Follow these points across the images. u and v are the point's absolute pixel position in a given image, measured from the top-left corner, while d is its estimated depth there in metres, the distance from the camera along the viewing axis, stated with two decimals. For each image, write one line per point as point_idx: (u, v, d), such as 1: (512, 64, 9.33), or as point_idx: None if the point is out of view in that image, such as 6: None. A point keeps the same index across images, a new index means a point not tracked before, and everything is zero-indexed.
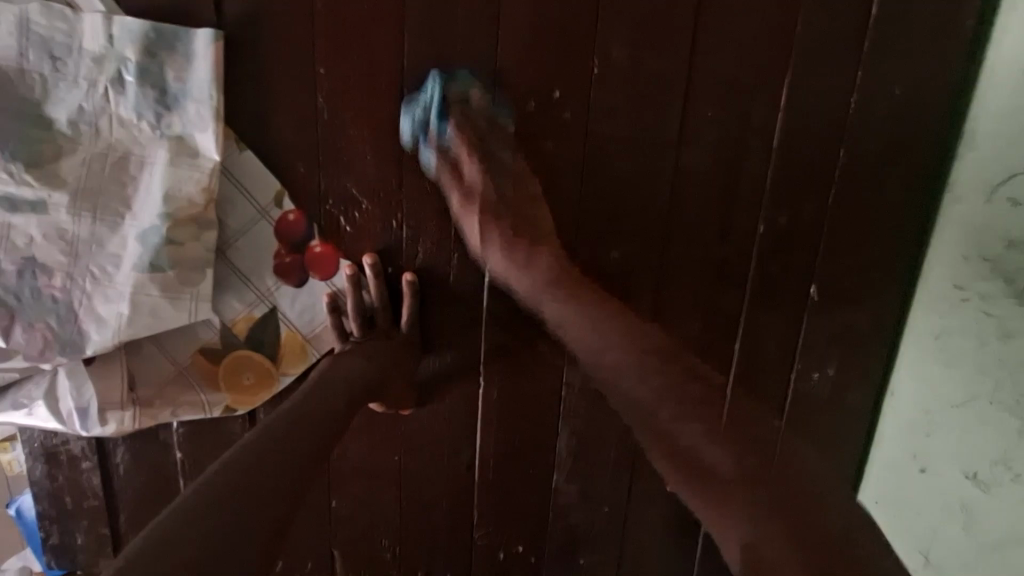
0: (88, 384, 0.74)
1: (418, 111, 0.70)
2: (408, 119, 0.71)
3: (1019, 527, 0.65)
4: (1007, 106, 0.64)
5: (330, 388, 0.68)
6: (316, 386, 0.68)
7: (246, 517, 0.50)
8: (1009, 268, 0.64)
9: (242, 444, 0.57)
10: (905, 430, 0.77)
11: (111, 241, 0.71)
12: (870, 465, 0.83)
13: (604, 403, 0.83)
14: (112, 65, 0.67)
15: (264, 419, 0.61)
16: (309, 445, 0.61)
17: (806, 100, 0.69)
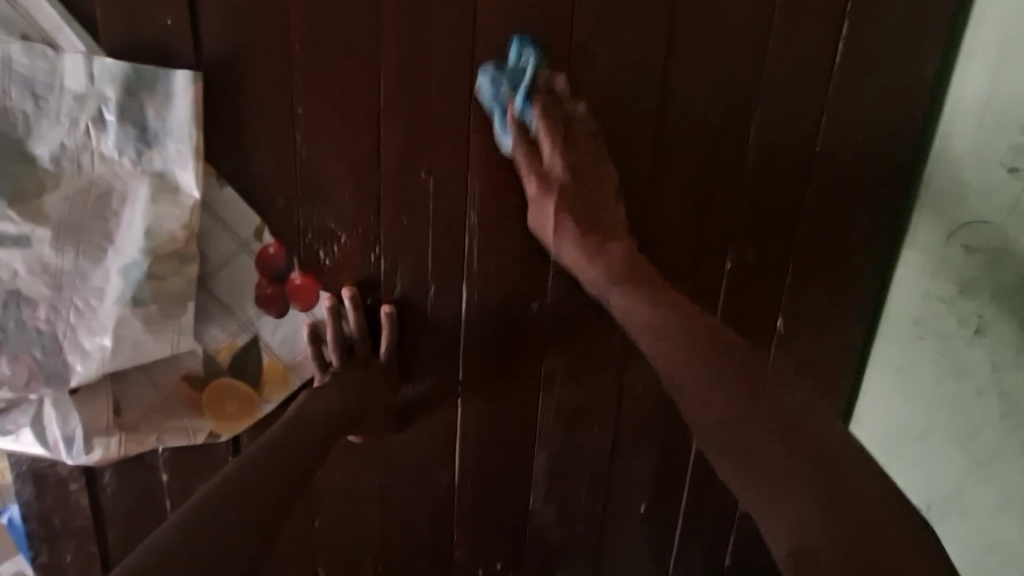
0: (74, 413, 0.76)
1: (503, 80, 0.68)
2: (490, 83, 0.68)
3: (970, 546, 0.70)
4: (964, 152, 0.66)
5: (312, 421, 0.70)
6: (293, 423, 0.69)
7: (223, 543, 0.51)
8: (964, 310, 0.67)
9: (221, 480, 0.58)
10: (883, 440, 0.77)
11: (94, 274, 0.72)
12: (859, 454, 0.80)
13: (579, 428, 0.85)
14: (94, 103, 0.69)
15: (246, 449, 0.63)
16: (283, 481, 0.61)
17: (775, 139, 0.70)
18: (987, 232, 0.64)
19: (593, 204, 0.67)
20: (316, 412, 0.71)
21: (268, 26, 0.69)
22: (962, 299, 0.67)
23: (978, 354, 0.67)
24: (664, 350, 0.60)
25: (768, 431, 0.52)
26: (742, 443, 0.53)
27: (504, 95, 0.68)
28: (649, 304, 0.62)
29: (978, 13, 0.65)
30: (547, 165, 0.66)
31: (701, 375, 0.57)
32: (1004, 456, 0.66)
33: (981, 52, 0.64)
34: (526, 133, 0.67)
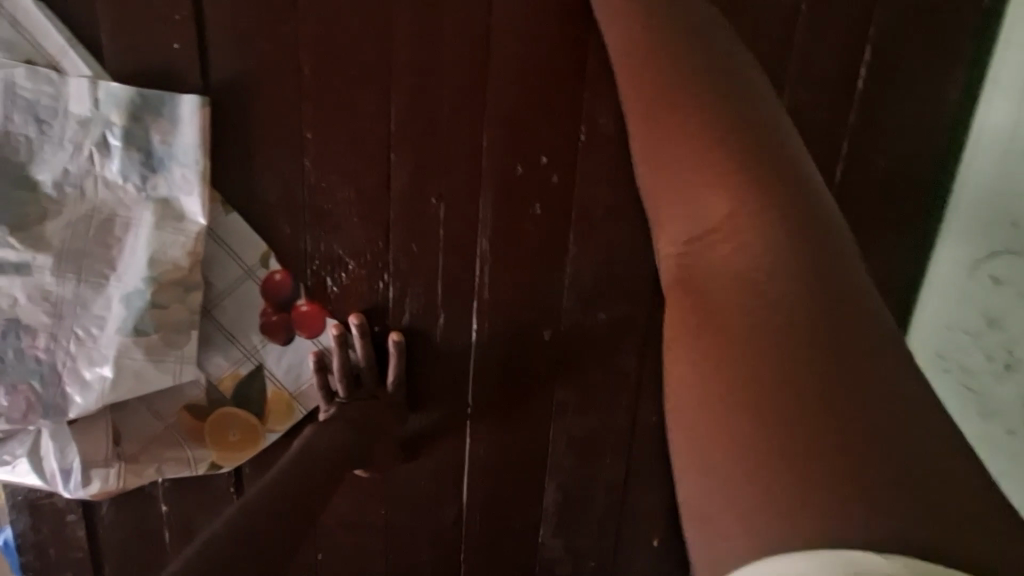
0: (72, 446, 0.73)
1: None
2: None
3: None
4: (989, 180, 0.63)
5: (314, 458, 0.68)
6: (297, 459, 0.67)
7: None
8: (991, 345, 0.63)
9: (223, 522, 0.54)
10: None
11: (95, 302, 0.70)
12: None
13: (591, 460, 0.82)
14: (98, 128, 0.67)
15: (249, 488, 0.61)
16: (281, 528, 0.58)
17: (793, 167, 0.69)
18: (1013, 265, 0.60)
19: (643, 49, 0.50)
20: (317, 451, 0.68)
21: (278, 51, 0.67)
22: (987, 333, 0.63)
23: (1005, 393, 0.61)
24: (672, 166, 0.40)
25: (777, 275, 0.33)
26: (697, 257, 0.36)
27: None
28: (673, 123, 0.41)
29: (1003, 40, 0.62)
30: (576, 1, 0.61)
31: (708, 199, 0.37)
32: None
33: (1006, 81, 0.62)
34: None
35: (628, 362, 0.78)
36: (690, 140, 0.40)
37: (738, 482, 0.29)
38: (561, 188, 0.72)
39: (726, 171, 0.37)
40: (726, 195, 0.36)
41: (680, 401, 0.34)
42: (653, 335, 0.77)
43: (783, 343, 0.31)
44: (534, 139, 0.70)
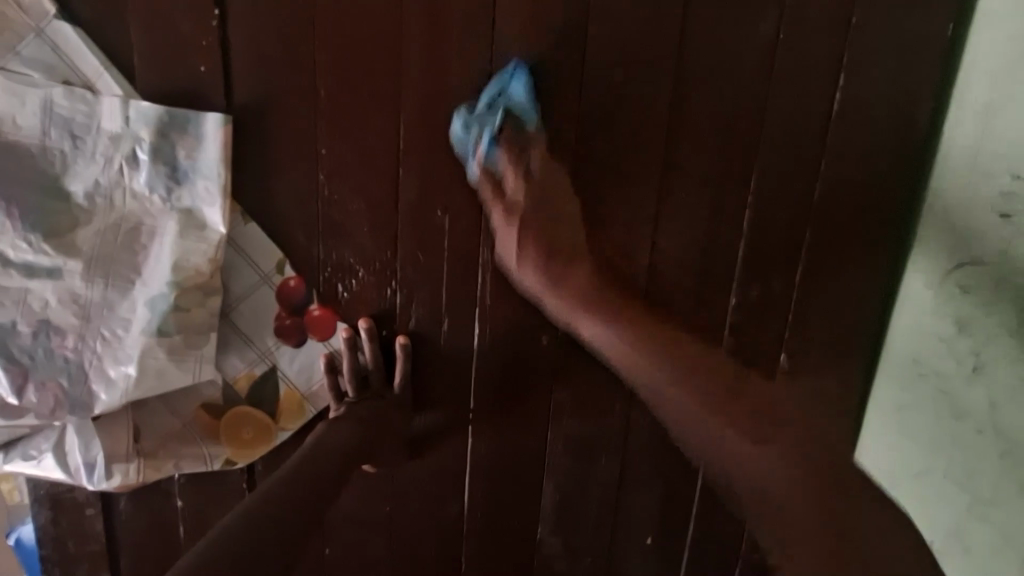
0: (96, 441, 0.78)
1: (474, 127, 0.71)
2: (463, 128, 0.72)
3: None
4: (954, 196, 0.68)
5: (323, 455, 0.72)
6: (306, 457, 0.71)
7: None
8: (961, 351, 0.67)
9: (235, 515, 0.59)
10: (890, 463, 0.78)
11: (121, 305, 0.75)
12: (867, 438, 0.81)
13: (587, 460, 0.86)
14: (128, 143, 0.72)
15: (262, 484, 0.65)
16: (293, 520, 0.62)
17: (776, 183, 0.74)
18: (978, 275, 0.65)
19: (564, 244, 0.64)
20: (328, 446, 0.73)
21: (296, 73, 0.73)
22: (951, 338, 0.68)
23: (975, 395, 0.66)
24: (640, 357, 0.53)
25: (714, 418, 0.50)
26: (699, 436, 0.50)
27: (473, 138, 0.71)
28: (624, 339, 0.55)
29: (967, 67, 0.68)
30: (508, 200, 0.67)
31: (681, 396, 0.51)
32: (1006, 496, 0.64)
33: (969, 105, 0.67)
34: (490, 170, 0.69)
35: None
36: (657, 374, 0.52)
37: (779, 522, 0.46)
38: None
39: (653, 367, 0.52)
40: (710, 412, 0.49)
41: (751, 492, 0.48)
42: None
43: (738, 425, 0.48)
44: None
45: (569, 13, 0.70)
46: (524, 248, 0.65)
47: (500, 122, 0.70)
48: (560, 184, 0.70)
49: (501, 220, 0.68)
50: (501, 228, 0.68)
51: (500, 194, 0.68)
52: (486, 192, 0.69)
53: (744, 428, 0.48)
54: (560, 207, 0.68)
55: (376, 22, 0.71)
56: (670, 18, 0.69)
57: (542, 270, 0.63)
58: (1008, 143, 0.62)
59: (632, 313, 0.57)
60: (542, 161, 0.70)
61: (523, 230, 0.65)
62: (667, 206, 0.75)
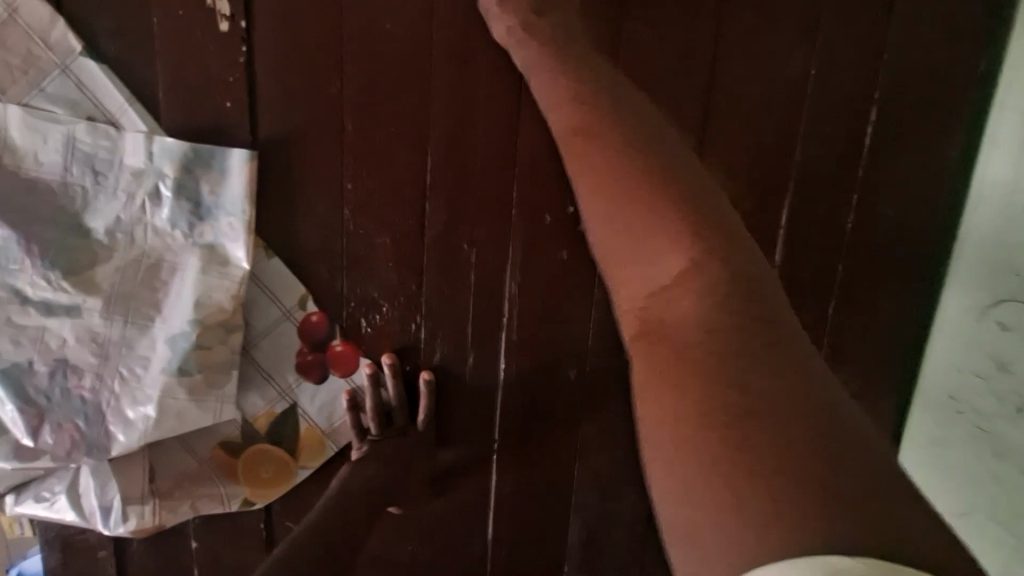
0: (112, 482, 0.75)
1: None
2: None
3: None
4: (989, 231, 0.67)
5: (348, 500, 0.73)
6: (336, 498, 0.73)
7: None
8: (999, 388, 0.66)
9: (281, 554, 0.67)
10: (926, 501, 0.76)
11: (141, 342, 0.73)
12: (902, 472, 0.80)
13: (614, 496, 0.84)
14: (151, 179, 0.71)
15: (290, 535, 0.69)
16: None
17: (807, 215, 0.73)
18: (1015, 312, 0.64)
19: (589, 114, 0.56)
20: (354, 490, 0.74)
21: (322, 108, 0.72)
22: (991, 373, 0.67)
23: (1016, 435, 0.64)
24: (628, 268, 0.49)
25: (729, 343, 0.42)
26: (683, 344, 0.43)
27: None
28: (606, 212, 0.51)
29: (999, 103, 0.67)
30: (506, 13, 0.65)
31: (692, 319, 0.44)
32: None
33: (1005, 140, 0.66)
34: None
35: None
36: (639, 211, 0.48)
37: (693, 491, 0.39)
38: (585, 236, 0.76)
39: (638, 207, 0.48)
40: (715, 305, 0.43)
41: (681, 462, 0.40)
42: None
43: (693, 362, 0.42)
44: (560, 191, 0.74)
45: None
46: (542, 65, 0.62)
47: None
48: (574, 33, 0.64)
49: (505, 32, 0.65)
50: (496, 24, 0.66)
51: (510, 27, 0.65)
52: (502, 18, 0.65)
53: (737, 407, 0.40)
54: (581, 30, 0.64)
55: (403, 58, 0.71)
56: None
57: (533, 57, 0.63)
58: None
59: (667, 208, 0.47)
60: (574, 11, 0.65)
61: (528, 39, 0.63)
62: None
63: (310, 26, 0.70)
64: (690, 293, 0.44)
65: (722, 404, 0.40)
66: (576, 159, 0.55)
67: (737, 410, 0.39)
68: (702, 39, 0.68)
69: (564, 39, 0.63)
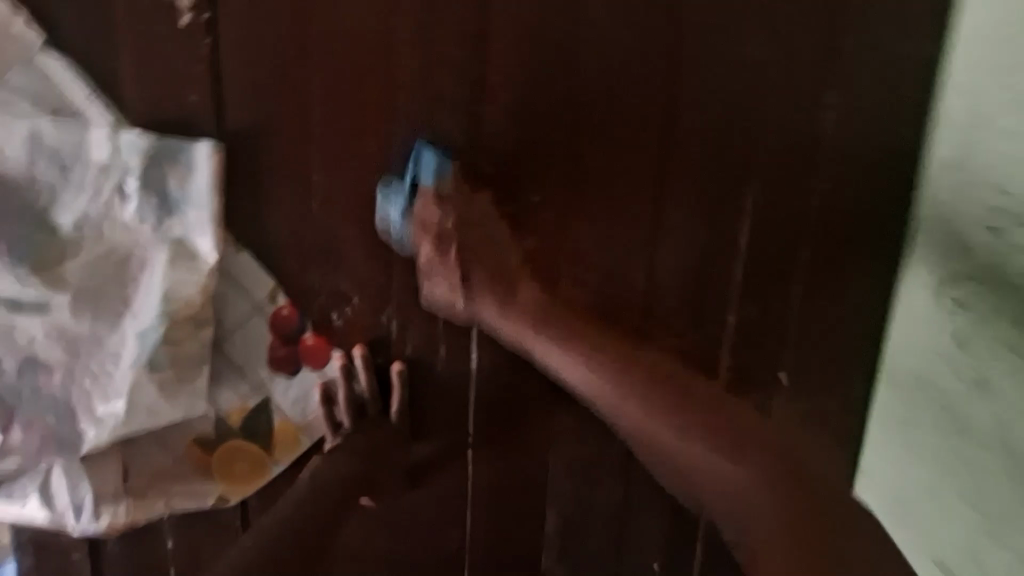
0: (83, 481, 0.75)
1: (399, 194, 0.74)
2: (393, 206, 0.75)
3: None
4: (942, 215, 0.71)
5: (296, 519, 0.75)
6: (308, 493, 0.75)
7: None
8: (962, 366, 0.69)
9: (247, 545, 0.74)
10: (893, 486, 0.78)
11: (110, 339, 0.73)
12: (865, 456, 0.80)
13: (590, 485, 0.84)
14: (118, 174, 0.71)
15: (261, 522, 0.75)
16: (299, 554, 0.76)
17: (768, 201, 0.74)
18: (976, 292, 0.67)
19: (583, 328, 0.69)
20: (318, 491, 0.75)
21: (288, 101, 0.73)
22: (950, 350, 0.70)
23: (977, 408, 0.67)
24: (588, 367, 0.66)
25: (760, 490, 0.57)
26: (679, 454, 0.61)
27: (400, 216, 0.75)
28: (602, 377, 0.65)
29: (945, 92, 0.71)
30: (425, 214, 0.73)
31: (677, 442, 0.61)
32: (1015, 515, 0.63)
33: (951, 130, 0.71)
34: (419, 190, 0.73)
35: None
36: (637, 407, 0.62)
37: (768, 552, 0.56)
38: (553, 225, 0.76)
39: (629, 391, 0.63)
40: (699, 441, 0.60)
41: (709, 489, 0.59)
42: None
43: (663, 445, 0.62)
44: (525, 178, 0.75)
45: (558, 38, 0.71)
46: (451, 276, 0.73)
47: (415, 177, 0.73)
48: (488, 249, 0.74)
49: (430, 257, 0.73)
50: (427, 271, 0.74)
51: (428, 230, 0.73)
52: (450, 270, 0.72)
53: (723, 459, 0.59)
54: (490, 211, 0.75)
55: (367, 50, 0.71)
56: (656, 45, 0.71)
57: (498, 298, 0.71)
58: (991, 165, 0.66)
59: (663, 401, 0.62)
60: (468, 192, 0.74)
61: (445, 246, 0.72)
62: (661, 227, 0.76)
63: (274, 18, 0.70)
64: (697, 445, 0.60)
65: (728, 480, 0.58)
66: (528, 339, 0.70)
67: (758, 480, 0.57)
68: (659, 30, 0.70)
69: (470, 212, 0.74)
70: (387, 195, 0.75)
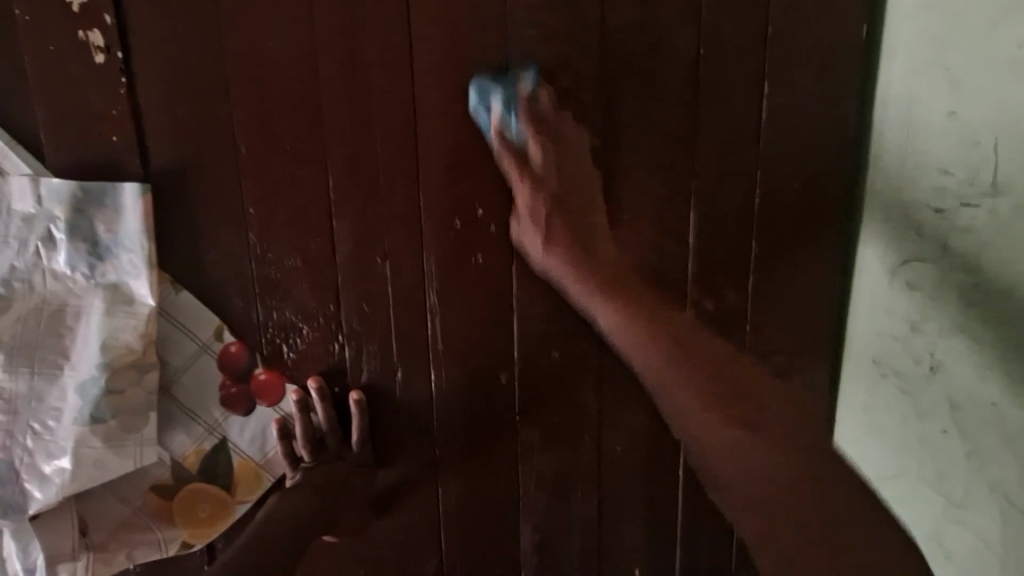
0: (36, 543, 0.71)
1: (487, 101, 0.69)
2: (475, 94, 0.69)
3: None
4: (890, 192, 0.68)
5: (275, 528, 0.69)
6: (261, 523, 0.70)
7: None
8: (917, 351, 0.66)
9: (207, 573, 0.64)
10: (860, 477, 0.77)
11: (50, 393, 0.70)
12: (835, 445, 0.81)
13: (563, 496, 0.83)
14: (43, 223, 0.69)
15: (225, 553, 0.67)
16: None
17: (715, 196, 0.73)
18: (925, 270, 0.64)
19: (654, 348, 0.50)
20: (280, 516, 0.70)
21: (214, 133, 0.70)
22: (905, 333, 0.67)
23: (936, 393, 0.65)
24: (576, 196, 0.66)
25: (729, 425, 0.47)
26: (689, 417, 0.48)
27: (493, 104, 0.68)
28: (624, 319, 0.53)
29: (886, 63, 0.68)
30: (535, 172, 0.66)
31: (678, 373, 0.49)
32: (980, 501, 0.61)
33: (896, 102, 0.66)
34: (510, 137, 0.67)
35: (588, 394, 0.80)
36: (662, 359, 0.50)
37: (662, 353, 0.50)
38: (500, 237, 0.74)
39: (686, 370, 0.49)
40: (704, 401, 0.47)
41: (681, 385, 0.48)
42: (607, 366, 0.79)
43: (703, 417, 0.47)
44: (467, 193, 0.73)
45: (488, 47, 0.69)
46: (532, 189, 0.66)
47: (511, 91, 0.68)
48: (584, 168, 0.68)
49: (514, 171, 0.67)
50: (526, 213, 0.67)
51: (520, 161, 0.66)
52: (510, 168, 0.67)
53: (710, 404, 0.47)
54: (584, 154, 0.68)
55: (292, 76, 0.69)
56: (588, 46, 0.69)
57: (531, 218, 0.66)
58: (931, 140, 0.61)
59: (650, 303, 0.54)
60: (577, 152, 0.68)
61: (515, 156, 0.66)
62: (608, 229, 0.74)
63: (191, 50, 0.68)
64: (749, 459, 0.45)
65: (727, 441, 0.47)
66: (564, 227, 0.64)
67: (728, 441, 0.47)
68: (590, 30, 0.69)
69: (564, 159, 0.67)
70: (486, 87, 0.69)
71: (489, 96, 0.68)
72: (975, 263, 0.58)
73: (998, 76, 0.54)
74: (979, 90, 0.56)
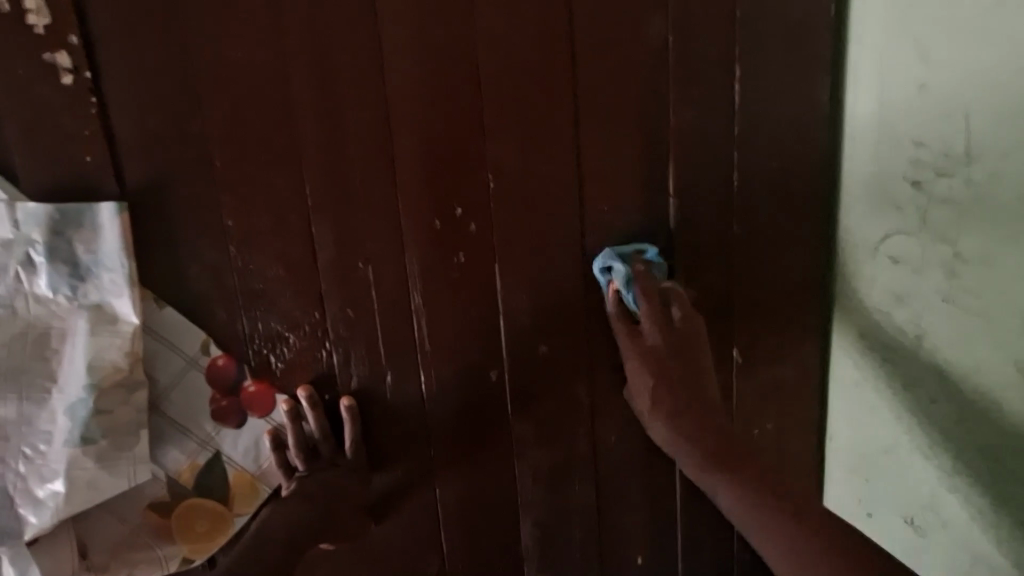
0: (33, 566, 0.70)
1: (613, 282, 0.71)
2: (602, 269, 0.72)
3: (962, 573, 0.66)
4: (866, 167, 0.68)
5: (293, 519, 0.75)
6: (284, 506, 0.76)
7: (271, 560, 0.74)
8: (902, 322, 0.67)
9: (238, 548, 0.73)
10: (858, 454, 0.76)
11: (40, 418, 0.70)
12: (829, 423, 0.80)
13: (560, 489, 0.83)
14: (21, 248, 0.68)
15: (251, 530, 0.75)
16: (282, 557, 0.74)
17: (702, 273, 0.75)
18: (905, 242, 0.64)
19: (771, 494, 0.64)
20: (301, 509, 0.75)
21: (189, 147, 0.70)
22: (893, 465, 0.72)
23: (925, 363, 0.65)
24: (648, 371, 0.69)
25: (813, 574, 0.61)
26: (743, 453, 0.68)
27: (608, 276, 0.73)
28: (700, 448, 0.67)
29: (853, 37, 0.68)
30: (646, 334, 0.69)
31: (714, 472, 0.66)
32: (946, 500, 0.66)
33: (864, 76, 0.67)
34: (619, 304, 0.71)
35: (579, 388, 0.80)
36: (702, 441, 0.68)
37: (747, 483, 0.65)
38: (480, 235, 0.74)
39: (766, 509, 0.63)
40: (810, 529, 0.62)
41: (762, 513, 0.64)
42: (596, 357, 0.79)
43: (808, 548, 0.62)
44: (445, 192, 0.73)
45: (458, 43, 0.69)
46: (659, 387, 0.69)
47: (626, 267, 0.71)
48: (691, 366, 0.69)
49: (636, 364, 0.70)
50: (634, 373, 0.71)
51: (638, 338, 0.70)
52: (621, 331, 0.71)
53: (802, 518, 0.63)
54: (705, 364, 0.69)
55: (261, 86, 0.69)
56: (556, 38, 0.69)
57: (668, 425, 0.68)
58: (902, 111, 0.62)
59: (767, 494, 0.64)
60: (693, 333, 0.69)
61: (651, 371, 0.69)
62: (589, 221, 0.75)
63: (160, 64, 0.68)
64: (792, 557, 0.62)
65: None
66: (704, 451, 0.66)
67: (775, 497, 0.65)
68: (558, 22, 0.69)
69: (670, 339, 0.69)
70: (608, 261, 0.72)
71: (609, 264, 0.72)
72: (952, 233, 0.59)
73: (968, 48, 0.55)
74: (947, 59, 0.57)
